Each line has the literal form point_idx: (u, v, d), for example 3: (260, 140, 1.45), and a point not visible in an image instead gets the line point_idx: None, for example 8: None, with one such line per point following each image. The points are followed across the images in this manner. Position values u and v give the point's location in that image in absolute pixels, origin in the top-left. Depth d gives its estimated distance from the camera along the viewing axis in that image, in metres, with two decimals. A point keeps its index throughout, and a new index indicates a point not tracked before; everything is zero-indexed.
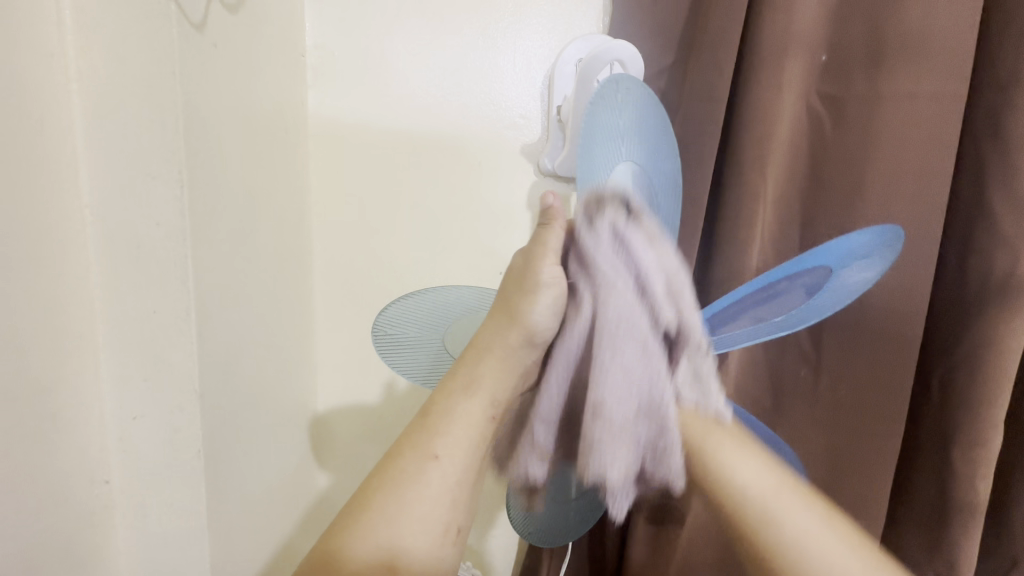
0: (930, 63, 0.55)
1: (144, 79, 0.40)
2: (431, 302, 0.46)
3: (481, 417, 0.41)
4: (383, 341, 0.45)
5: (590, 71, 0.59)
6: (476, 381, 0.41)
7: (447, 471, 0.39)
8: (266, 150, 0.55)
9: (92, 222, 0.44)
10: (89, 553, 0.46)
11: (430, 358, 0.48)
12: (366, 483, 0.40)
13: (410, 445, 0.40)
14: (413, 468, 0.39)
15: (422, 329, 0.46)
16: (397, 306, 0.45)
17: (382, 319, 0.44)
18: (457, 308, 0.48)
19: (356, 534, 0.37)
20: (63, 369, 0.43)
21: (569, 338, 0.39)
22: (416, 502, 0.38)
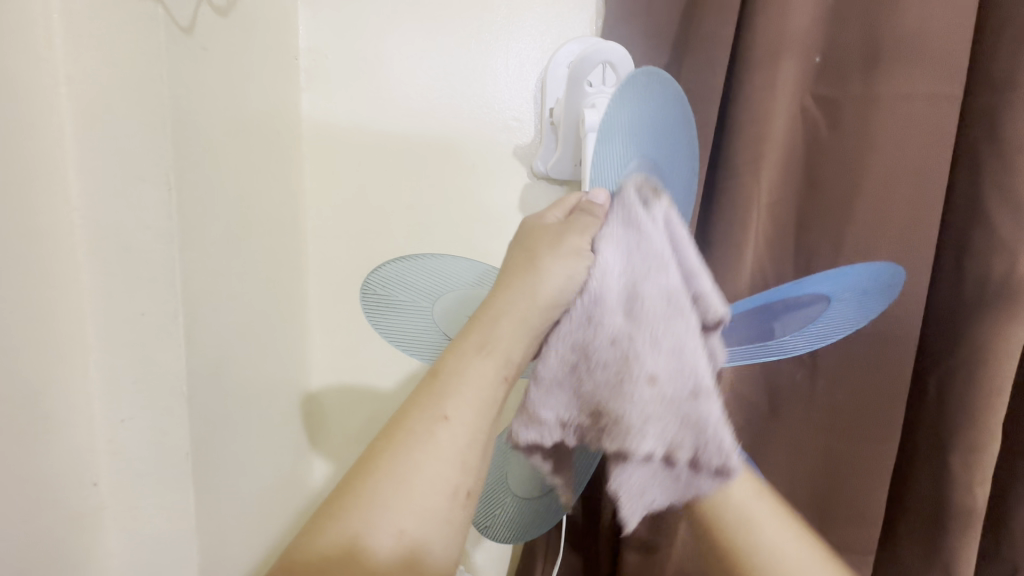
0: (924, 64, 0.55)
1: (132, 83, 0.40)
2: (437, 272, 0.44)
3: (495, 377, 0.38)
4: (372, 302, 0.43)
5: (581, 71, 0.58)
6: (491, 340, 0.39)
7: (459, 434, 0.37)
8: (258, 153, 0.55)
9: (82, 224, 0.44)
10: (77, 556, 0.45)
11: (420, 329, 0.45)
12: (374, 446, 0.37)
13: (419, 406, 0.38)
14: (421, 428, 0.37)
15: (419, 294, 0.43)
16: (398, 264, 0.42)
17: (373, 278, 0.42)
18: (459, 281, 0.45)
19: (374, 506, 0.35)
20: (53, 371, 0.43)
21: (595, 294, 0.36)
22: (432, 470, 0.36)
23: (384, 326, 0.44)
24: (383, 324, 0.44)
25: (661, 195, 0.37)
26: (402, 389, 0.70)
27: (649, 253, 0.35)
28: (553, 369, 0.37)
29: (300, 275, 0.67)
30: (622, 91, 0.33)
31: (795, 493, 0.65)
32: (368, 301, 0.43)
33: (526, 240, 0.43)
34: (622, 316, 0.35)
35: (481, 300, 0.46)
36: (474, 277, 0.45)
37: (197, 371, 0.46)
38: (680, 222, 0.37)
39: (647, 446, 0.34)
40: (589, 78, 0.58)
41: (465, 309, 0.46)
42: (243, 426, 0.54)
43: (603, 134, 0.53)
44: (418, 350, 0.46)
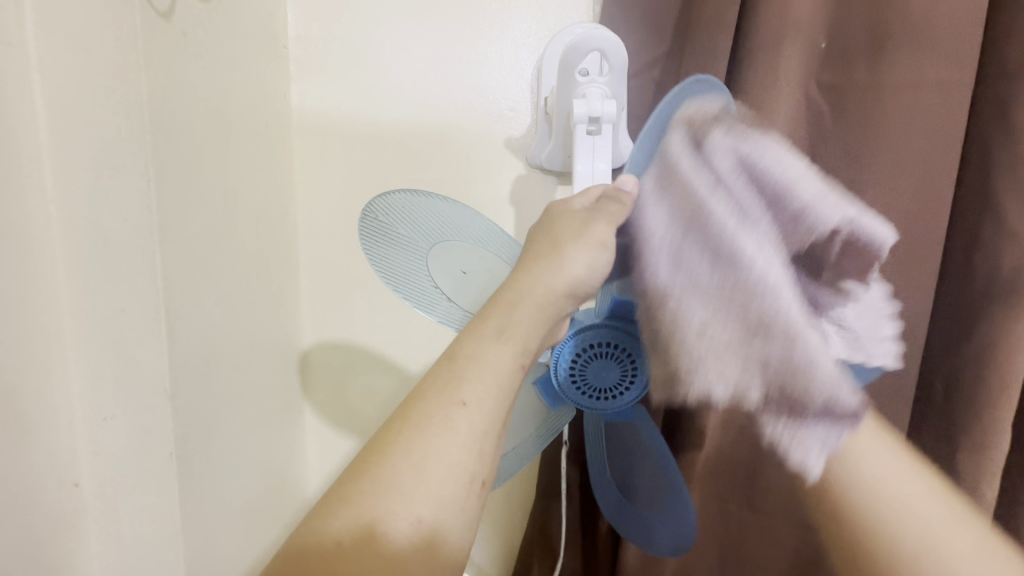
0: (933, 50, 0.53)
1: (107, 68, 0.39)
2: (445, 216, 0.43)
3: (513, 364, 0.37)
4: (368, 226, 0.41)
5: (571, 60, 0.54)
6: (512, 325, 0.38)
7: (477, 418, 0.35)
8: (243, 143, 0.54)
9: (59, 219, 0.42)
10: (58, 558, 0.44)
11: (410, 270, 0.42)
12: (387, 429, 0.34)
13: (433, 390, 0.35)
14: (439, 414, 0.34)
15: (422, 233, 0.42)
16: (409, 196, 0.42)
17: (380, 200, 0.41)
18: (461, 234, 0.44)
19: (392, 489, 0.32)
20: (30, 368, 0.42)
21: (693, 245, 0.36)
22: (453, 463, 0.33)
23: (377, 257, 0.40)
24: (374, 253, 0.41)
25: (716, 125, 0.38)
26: (395, 387, 0.69)
27: (709, 175, 0.37)
28: (705, 316, 0.36)
29: (291, 271, 0.65)
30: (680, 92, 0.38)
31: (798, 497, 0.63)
32: (365, 229, 0.41)
33: (546, 230, 0.43)
34: (706, 271, 0.36)
35: (481, 263, 0.45)
36: (482, 235, 0.45)
37: (180, 368, 0.45)
38: (749, 136, 0.38)
39: (707, 385, 0.36)
40: (582, 67, 0.55)
41: (463, 265, 0.44)
42: (230, 425, 0.53)
43: (593, 126, 0.52)
44: (405, 294, 0.41)
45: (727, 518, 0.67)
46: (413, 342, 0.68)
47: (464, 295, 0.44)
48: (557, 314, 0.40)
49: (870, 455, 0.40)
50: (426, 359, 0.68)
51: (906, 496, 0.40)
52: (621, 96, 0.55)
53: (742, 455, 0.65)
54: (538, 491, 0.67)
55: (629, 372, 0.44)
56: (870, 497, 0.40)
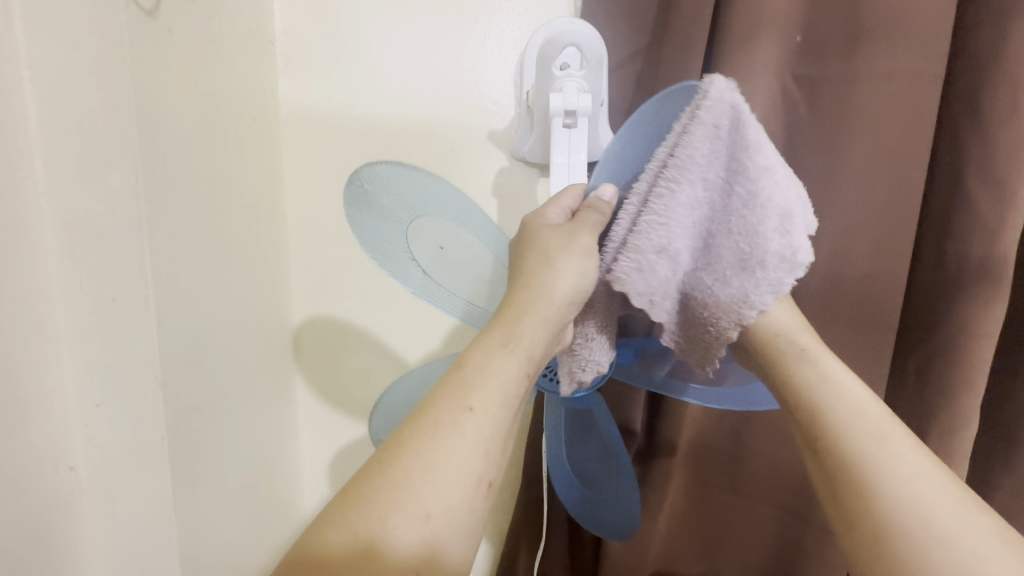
0: (903, 43, 0.54)
1: (96, 66, 0.40)
2: (431, 193, 0.43)
3: (517, 373, 0.39)
4: (354, 193, 0.42)
5: (548, 56, 0.56)
6: (515, 337, 0.40)
7: (483, 423, 0.37)
8: (230, 138, 0.55)
9: (49, 210, 0.44)
10: (56, 538, 0.46)
11: (389, 241, 0.43)
12: (397, 436, 0.36)
13: (442, 397, 0.37)
14: (446, 419, 0.36)
15: (404, 206, 0.43)
16: (394, 167, 0.42)
17: (366, 167, 0.41)
18: (444, 211, 0.44)
19: (399, 472, 0.34)
20: (26, 358, 0.43)
21: (684, 153, 0.37)
22: (454, 447, 0.35)
23: (357, 226, 0.42)
24: (356, 221, 0.43)
25: (717, 108, 0.37)
26: (382, 378, 0.71)
27: (710, 121, 0.37)
28: (680, 165, 0.38)
29: (281, 263, 0.67)
30: (674, 93, 0.39)
31: (778, 481, 0.66)
32: (349, 195, 0.42)
33: (529, 241, 0.45)
34: (678, 181, 0.38)
35: (461, 241, 0.46)
36: (468, 218, 0.45)
37: (170, 357, 0.46)
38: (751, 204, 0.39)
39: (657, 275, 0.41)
40: (560, 62, 0.56)
41: (440, 239, 0.45)
42: (223, 413, 0.55)
43: (569, 119, 0.53)
44: (381, 264, 0.43)
45: (710, 501, 0.69)
46: (401, 333, 0.69)
47: (439, 269, 0.45)
48: (558, 326, 0.42)
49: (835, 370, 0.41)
50: (414, 347, 0.70)
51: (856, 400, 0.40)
52: (599, 88, 0.56)
53: (723, 442, 0.68)
54: (526, 480, 0.69)
55: None
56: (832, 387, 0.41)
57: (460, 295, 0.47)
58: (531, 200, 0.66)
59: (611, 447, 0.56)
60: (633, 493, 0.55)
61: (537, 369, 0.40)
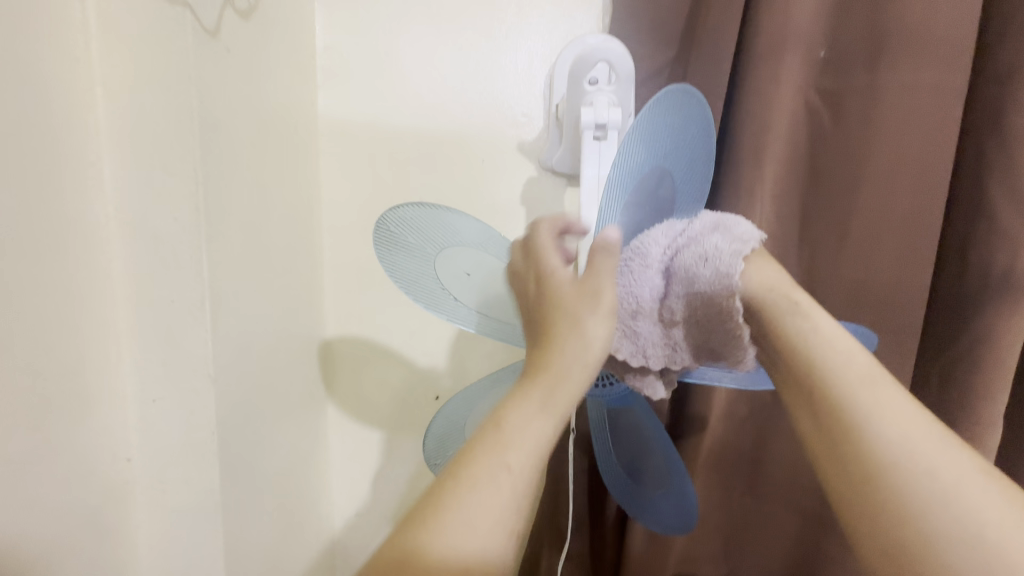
0: (926, 59, 0.56)
1: (164, 84, 0.43)
2: (453, 226, 0.45)
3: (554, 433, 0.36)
4: (382, 239, 0.44)
5: (580, 71, 0.59)
6: (552, 395, 0.36)
7: (522, 481, 0.33)
8: (277, 147, 0.58)
9: (116, 216, 0.47)
10: (112, 524, 0.49)
11: (422, 277, 0.44)
12: (435, 490, 0.33)
13: (482, 449, 0.34)
14: (486, 473, 0.33)
15: (431, 242, 0.44)
16: (418, 208, 0.44)
17: (391, 214, 0.43)
18: (469, 241, 0.45)
19: (433, 533, 0.31)
20: (90, 353, 0.46)
21: (632, 278, 0.41)
22: (489, 502, 0.32)
23: (389, 265, 0.43)
24: (388, 262, 0.44)
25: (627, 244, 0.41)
26: (411, 380, 0.73)
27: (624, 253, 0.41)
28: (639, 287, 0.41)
29: (317, 268, 0.69)
30: (660, 98, 0.36)
31: (797, 488, 0.67)
32: (378, 240, 0.44)
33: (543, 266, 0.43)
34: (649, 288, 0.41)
35: (489, 268, 0.46)
36: (492, 246, 0.46)
37: (221, 356, 0.49)
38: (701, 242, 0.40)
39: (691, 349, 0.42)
40: (590, 76, 0.59)
41: (466, 267, 0.46)
42: (264, 411, 0.57)
43: (599, 132, 0.55)
44: (418, 299, 0.43)
45: (731, 505, 0.70)
46: (431, 336, 0.72)
47: (473, 293, 0.45)
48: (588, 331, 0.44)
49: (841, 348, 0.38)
50: (443, 351, 0.72)
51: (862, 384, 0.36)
52: (629, 102, 0.58)
53: (746, 449, 0.69)
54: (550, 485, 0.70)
55: None
56: (817, 338, 0.38)
57: (505, 319, 0.46)
58: (559, 209, 0.68)
59: (648, 437, 0.55)
60: (672, 484, 0.54)
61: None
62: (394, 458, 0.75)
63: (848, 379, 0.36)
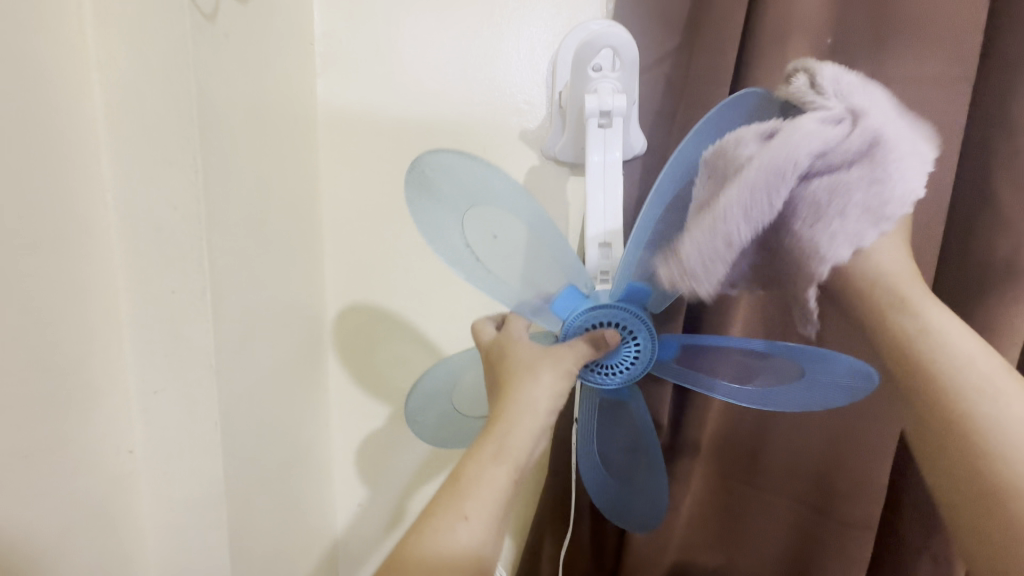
0: (933, 45, 0.55)
1: (161, 71, 0.42)
2: (492, 182, 0.42)
3: (506, 482, 0.40)
4: (416, 179, 0.41)
5: (583, 59, 0.57)
6: (505, 450, 0.41)
7: (477, 528, 0.38)
8: (277, 137, 0.57)
9: (115, 207, 0.46)
10: (118, 516, 0.49)
11: (446, 227, 0.43)
12: (403, 544, 0.37)
13: (442, 506, 0.39)
14: (444, 526, 0.38)
15: (463, 195, 0.42)
16: (460, 157, 0.40)
17: (430, 157, 0.40)
18: (505, 202, 0.43)
19: None
20: (91, 346, 0.46)
21: (773, 185, 0.33)
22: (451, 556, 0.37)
23: (416, 209, 0.42)
24: (416, 204, 0.42)
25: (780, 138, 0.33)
26: (413, 370, 0.73)
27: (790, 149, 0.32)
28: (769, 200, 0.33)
29: (318, 259, 0.69)
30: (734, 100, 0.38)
31: (795, 476, 0.67)
32: (410, 179, 0.41)
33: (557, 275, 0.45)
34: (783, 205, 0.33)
35: (517, 234, 0.44)
36: (526, 214, 0.43)
37: (223, 347, 0.48)
38: (860, 176, 0.33)
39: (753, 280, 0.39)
40: (594, 63, 0.57)
41: (495, 227, 0.44)
42: (267, 402, 0.57)
43: (604, 119, 0.54)
44: (434, 246, 0.44)
45: (729, 492, 0.70)
46: (432, 328, 0.72)
47: (494, 257, 0.45)
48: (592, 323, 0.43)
49: (956, 335, 0.38)
50: (445, 343, 0.72)
51: (971, 355, 0.37)
52: (633, 89, 0.57)
53: (744, 439, 0.69)
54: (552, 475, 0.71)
55: (632, 352, 0.44)
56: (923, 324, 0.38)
57: (519, 287, 0.46)
58: (561, 199, 0.68)
59: (641, 434, 0.55)
60: (657, 485, 0.57)
61: (575, 365, 0.42)
62: (396, 447, 0.75)
63: (946, 342, 0.38)
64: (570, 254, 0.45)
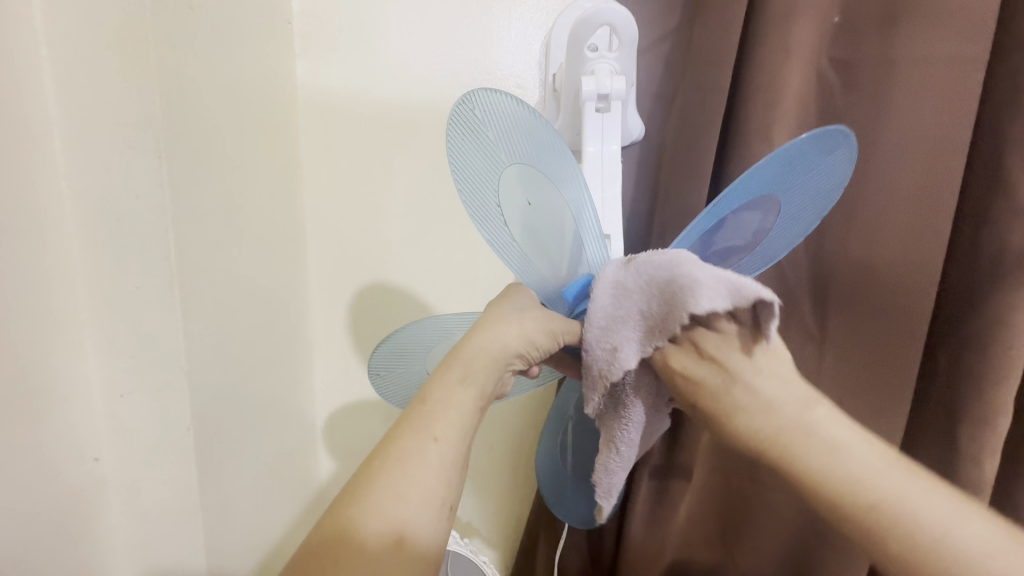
0: (946, 24, 0.52)
1: (118, 45, 0.39)
2: (538, 141, 0.38)
3: (474, 408, 0.38)
4: (460, 116, 0.35)
5: (579, 38, 0.54)
6: (473, 374, 0.38)
7: (448, 450, 0.36)
8: (249, 121, 0.53)
9: (73, 197, 0.42)
10: (85, 528, 0.46)
11: (483, 180, 0.37)
12: (366, 467, 0.35)
13: (408, 431, 0.36)
14: (412, 447, 0.36)
15: (507, 146, 0.37)
16: (513, 103, 0.36)
17: (484, 93, 0.35)
18: (548, 165, 0.39)
19: (366, 502, 0.34)
20: (51, 347, 0.42)
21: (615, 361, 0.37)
22: (420, 476, 0.35)
23: (456, 151, 0.36)
24: (455, 146, 0.36)
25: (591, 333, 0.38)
26: None
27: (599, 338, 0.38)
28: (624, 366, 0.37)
29: (300, 252, 0.66)
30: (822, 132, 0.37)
31: None
32: (454, 115, 0.35)
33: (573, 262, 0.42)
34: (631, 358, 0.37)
35: (554, 205, 0.40)
36: (569, 184, 0.40)
37: (195, 345, 0.45)
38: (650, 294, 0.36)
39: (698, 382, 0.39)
40: (591, 43, 0.55)
41: (534, 195, 0.39)
42: (245, 403, 0.54)
43: (601, 103, 0.51)
44: (466, 200, 0.37)
45: (729, 492, 0.67)
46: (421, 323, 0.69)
47: (528, 229, 0.40)
48: None
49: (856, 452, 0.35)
50: None
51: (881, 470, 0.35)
52: (631, 71, 0.55)
53: None
54: None
55: None
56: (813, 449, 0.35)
57: (541, 265, 0.41)
58: None
59: None
60: None
61: None
62: None
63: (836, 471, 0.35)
64: (597, 239, 0.41)
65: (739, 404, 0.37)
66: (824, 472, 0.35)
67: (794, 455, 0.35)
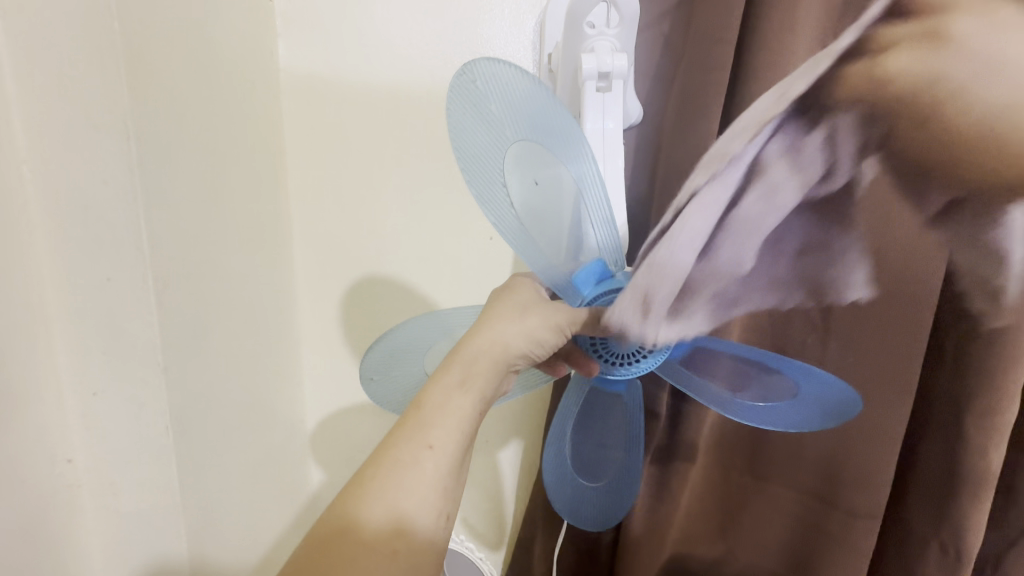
0: None
1: (78, 16, 0.36)
2: (544, 115, 0.36)
3: (470, 413, 0.38)
4: (461, 87, 0.35)
5: (579, 12, 0.52)
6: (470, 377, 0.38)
7: (443, 459, 0.36)
8: (226, 102, 0.51)
9: (35, 183, 0.40)
10: (56, 533, 0.44)
11: (486, 156, 0.36)
12: (362, 473, 0.36)
13: (403, 435, 0.36)
14: (407, 454, 0.36)
15: (511, 121, 0.36)
16: (515, 73, 0.35)
17: (483, 62, 0.34)
18: (555, 140, 0.36)
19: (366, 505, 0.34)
20: (15, 344, 0.40)
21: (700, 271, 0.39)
22: (415, 481, 0.35)
23: (455, 124, 0.35)
24: (456, 118, 0.36)
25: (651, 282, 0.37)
26: None
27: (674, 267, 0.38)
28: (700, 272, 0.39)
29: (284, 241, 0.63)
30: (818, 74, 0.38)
31: (800, 466, 0.58)
32: (455, 87, 0.35)
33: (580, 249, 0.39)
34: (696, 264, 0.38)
35: (561, 185, 0.37)
36: (578, 161, 0.37)
37: (172, 341, 0.43)
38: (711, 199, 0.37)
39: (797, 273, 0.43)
40: (589, 19, 0.52)
41: (538, 173, 0.37)
42: (226, 401, 0.52)
43: (602, 82, 0.49)
44: (467, 176, 0.37)
45: (727, 479, 0.63)
46: (411, 316, 0.67)
47: (529, 209, 0.37)
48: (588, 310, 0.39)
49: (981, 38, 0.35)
50: None
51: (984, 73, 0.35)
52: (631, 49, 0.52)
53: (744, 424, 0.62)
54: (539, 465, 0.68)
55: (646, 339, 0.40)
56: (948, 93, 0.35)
57: (547, 250, 0.39)
58: None
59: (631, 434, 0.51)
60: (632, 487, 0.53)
61: None
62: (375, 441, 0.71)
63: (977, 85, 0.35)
64: (604, 219, 0.39)
65: (954, 99, 0.36)
66: (973, 81, 0.35)
67: (952, 81, 0.35)
